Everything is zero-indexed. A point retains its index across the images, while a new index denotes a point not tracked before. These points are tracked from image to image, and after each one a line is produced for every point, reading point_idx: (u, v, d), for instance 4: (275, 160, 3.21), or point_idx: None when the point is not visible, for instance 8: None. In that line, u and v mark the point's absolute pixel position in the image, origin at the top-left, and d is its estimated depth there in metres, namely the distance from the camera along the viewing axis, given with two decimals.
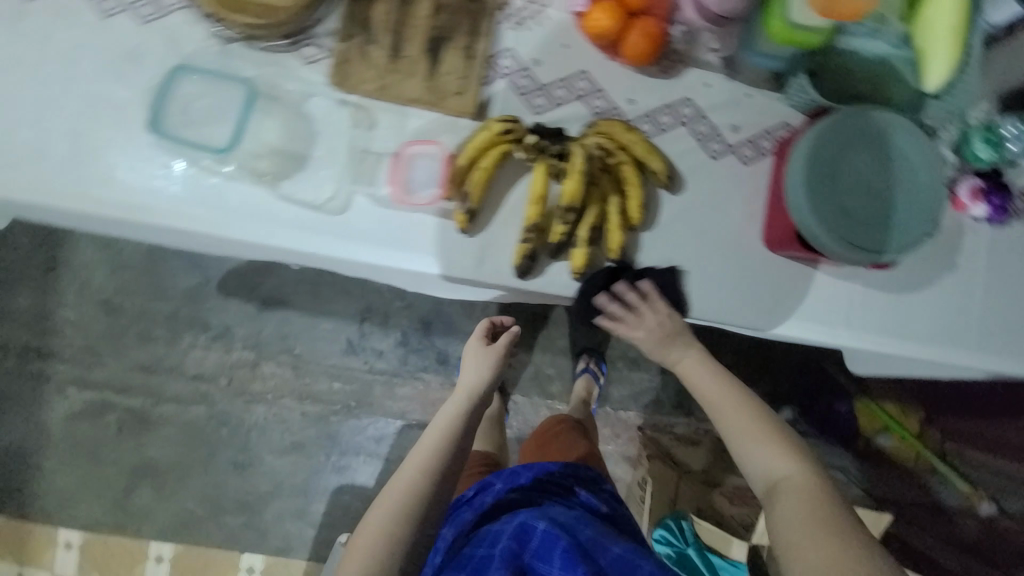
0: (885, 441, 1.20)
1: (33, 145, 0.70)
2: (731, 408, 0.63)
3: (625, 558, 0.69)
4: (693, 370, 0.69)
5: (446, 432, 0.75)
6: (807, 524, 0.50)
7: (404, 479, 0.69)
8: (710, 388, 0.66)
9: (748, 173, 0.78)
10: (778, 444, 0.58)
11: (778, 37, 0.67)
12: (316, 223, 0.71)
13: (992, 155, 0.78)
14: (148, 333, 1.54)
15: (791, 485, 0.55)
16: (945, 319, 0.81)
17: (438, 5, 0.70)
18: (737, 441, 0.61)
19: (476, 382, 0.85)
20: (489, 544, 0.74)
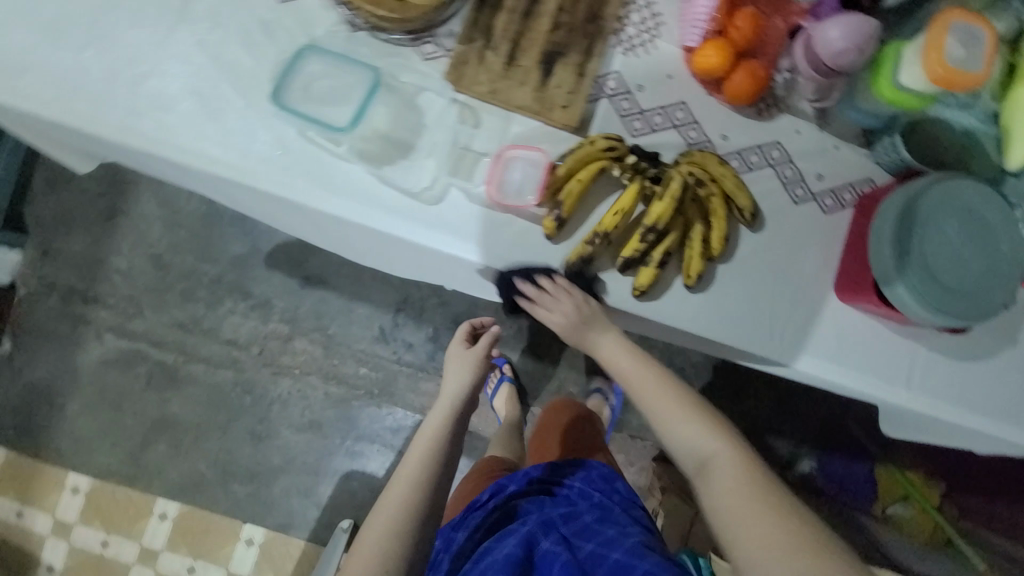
0: (902, 508, 1.28)
1: (159, 96, 0.73)
2: (653, 393, 0.69)
3: (622, 563, 0.70)
4: (614, 353, 0.74)
5: (434, 446, 0.75)
6: (736, 490, 0.57)
7: (394, 495, 0.69)
8: (630, 375, 0.72)
9: (827, 222, 0.80)
10: (696, 422, 0.65)
11: (884, 95, 0.70)
12: (403, 210, 0.74)
13: None
14: (191, 292, 1.57)
15: (717, 457, 0.61)
16: (1004, 398, 0.81)
17: (557, 21, 0.74)
18: (662, 426, 0.67)
19: (459, 389, 0.84)
20: (491, 551, 0.75)
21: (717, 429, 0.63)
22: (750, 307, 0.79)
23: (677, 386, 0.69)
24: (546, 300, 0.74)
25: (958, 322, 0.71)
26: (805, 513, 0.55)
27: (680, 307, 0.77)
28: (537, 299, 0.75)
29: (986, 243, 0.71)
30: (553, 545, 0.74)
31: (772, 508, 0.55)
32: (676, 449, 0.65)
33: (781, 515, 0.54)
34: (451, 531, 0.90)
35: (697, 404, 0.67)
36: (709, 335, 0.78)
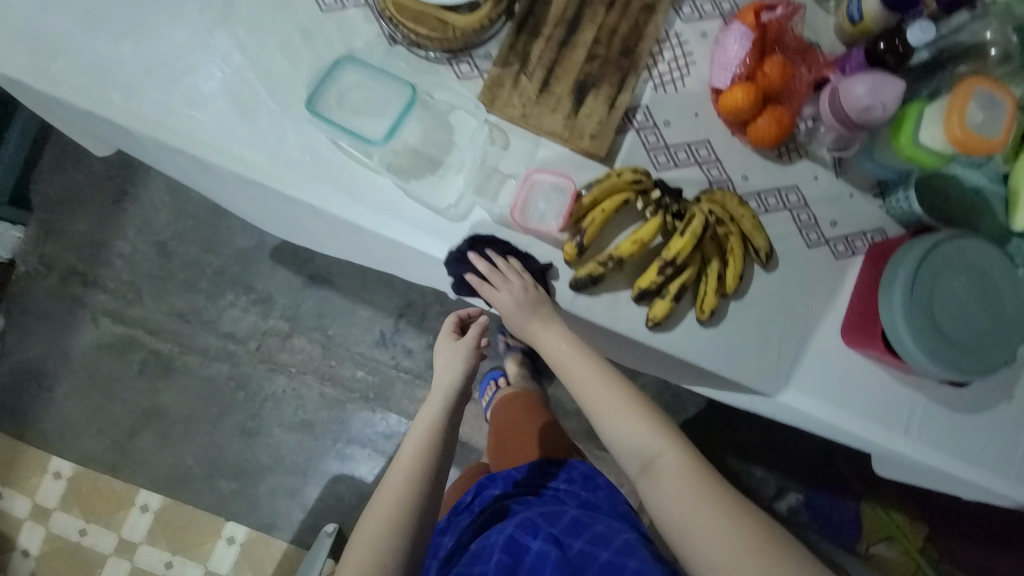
0: (886, 548, 1.31)
1: (194, 94, 0.74)
2: (592, 386, 0.65)
3: (613, 562, 0.70)
4: (553, 341, 0.69)
5: (421, 456, 0.71)
6: (687, 494, 0.56)
7: (381, 508, 0.67)
8: (568, 369, 0.67)
9: (837, 267, 0.82)
10: (638, 420, 0.62)
11: (904, 152, 0.71)
12: (429, 225, 0.75)
13: None
14: (193, 282, 1.56)
15: (665, 459, 0.59)
16: (997, 451, 0.83)
17: (592, 54, 0.75)
18: (602, 425, 0.63)
19: (451, 380, 0.79)
20: (480, 559, 0.75)
21: (658, 426, 0.61)
22: (758, 345, 0.80)
23: (618, 378, 0.65)
24: (496, 282, 0.72)
25: (961, 377, 0.73)
26: (754, 510, 0.55)
27: (690, 340, 0.78)
28: (487, 279, 0.72)
29: (990, 299, 0.73)
30: (542, 545, 0.73)
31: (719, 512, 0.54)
32: (616, 449, 0.62)
33: (729, 517, 0.54)
34: (438, 535, 0.89)
35: (638, 400, 0.63)
36: (717, 369, 0.80)
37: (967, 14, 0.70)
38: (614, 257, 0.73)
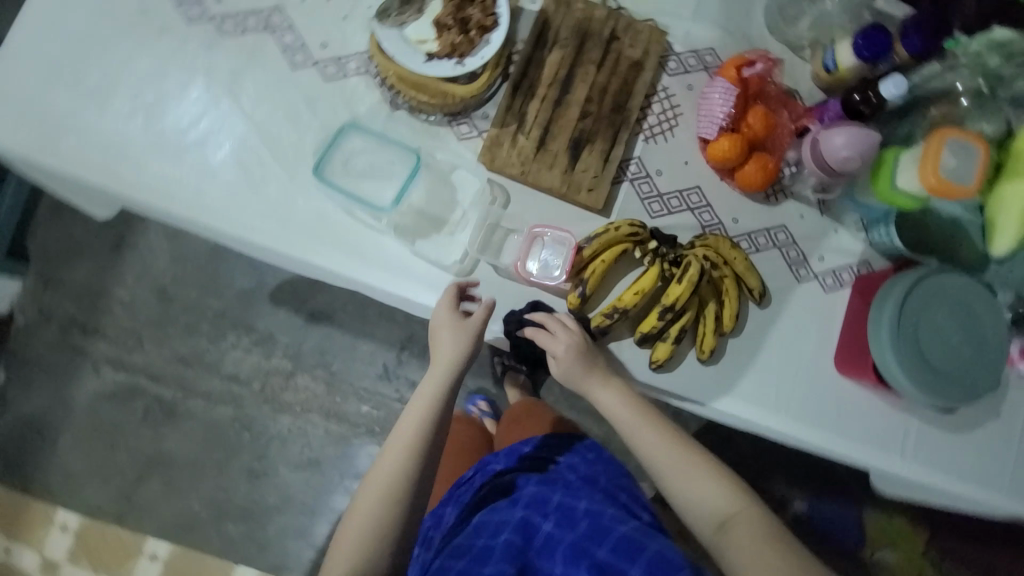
0: (888, 554, 1.36)
1: (203, 166, 0.76)
2: (657, 447, 0.68)
3: (631, 539, 0.68)
4: (613, 400, 0.72)
5: (409, 458, 0.66)
6: (768, 550, 0.59)
7: (363, 514, 0.64)
8: (633, 427, 0.70)
9: (826, 300, 0.86)
10: (706, 477, 0.66)
11: (882, 196, 0.77)
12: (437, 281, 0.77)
13: None
14: (194, 326, 1.56)
15: (739, 514, 0.62)
16: (991, 468, 0.87)
17: (585, 111, 0.79)
18: (667, 481, 0.66)
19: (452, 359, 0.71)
20: (488, 533, 0.72)
21: (724, 481, 0.65)
22: (757, 379, 0.83)
23: (679, 436, 0.69)
24: (553, 333, 0.73)
25: (947, 404, 0.77)
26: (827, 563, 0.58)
27: (691, 379, 0.81)
28: (544, 325, 0.74)
29: (973, 328, 0.78)
30: (553, 527, 0.71)
31: (789, 562, 0.57)
32: (686, 508, 0.65)
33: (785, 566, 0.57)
34: (440, 507, 0.87)
35: (700, 455, 0.67)
36: (721, 406, 0.82)
37: (937, 62, 0.75)
38: (616, 308, 0.76)
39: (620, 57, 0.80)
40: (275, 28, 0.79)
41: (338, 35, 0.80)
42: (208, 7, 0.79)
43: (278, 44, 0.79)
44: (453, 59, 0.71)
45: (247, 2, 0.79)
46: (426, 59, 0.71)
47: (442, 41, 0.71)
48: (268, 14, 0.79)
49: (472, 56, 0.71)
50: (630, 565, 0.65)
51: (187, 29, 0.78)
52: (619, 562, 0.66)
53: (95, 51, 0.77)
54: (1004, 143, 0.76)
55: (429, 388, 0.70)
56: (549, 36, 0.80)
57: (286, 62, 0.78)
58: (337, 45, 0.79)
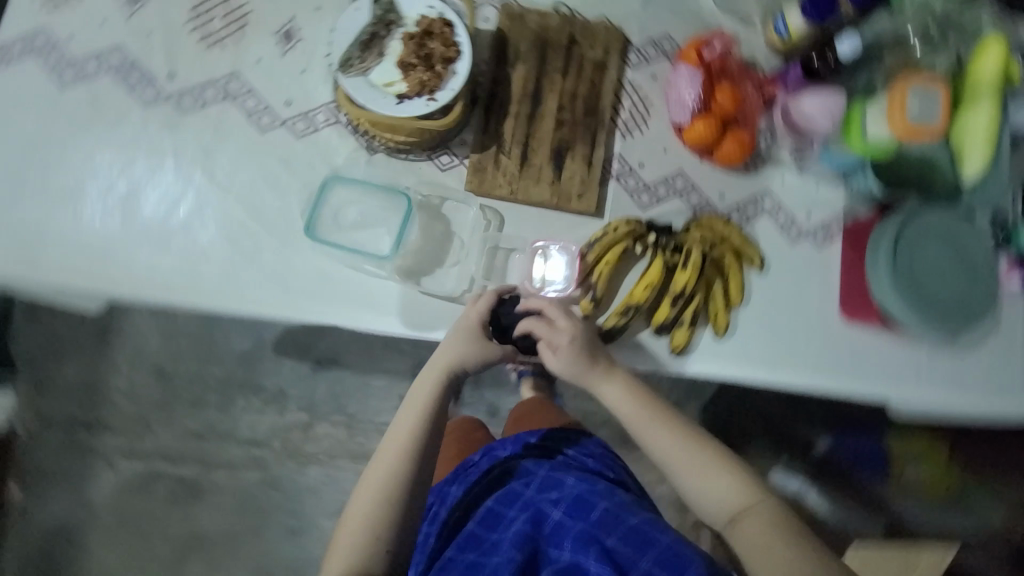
0: (917, 473, 1.36)
1: (191, 248, 0.75)
2: (665, 442, 0.68)
3: (640, 531, 0.67)
4: (617, 394, 0.71)
5: (406, 456, 0.66)
6: (776, 540, 0.60)
7: (360, 508, 0.63)
8: (645, 423, 0.69)
9: (822, 255, 0.88)
10: (714, 469, 0.66)
11: (856, 146, 0.81)
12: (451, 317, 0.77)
13: None
14: (201, 399, 1.51)
15: (747, 507, 0.63)
16: (1001, 381, 0.91)
17: (560, 120, 0.80)
18: (679, 476, 0.67)
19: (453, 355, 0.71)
20: (501, 521, 0.72)
21: (736, 474, 0.66)
22: (772, 346, 0.85)
23: (689, 430, 0.69)
24: (553, 326, 0.72)
25: (951, 331, 0.81)
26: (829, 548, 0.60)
27: (712, 359, 0.83)
28: (543, 314, 0.73)
29: (964, 255, 0.81)
30: (564, 516, 0.70)
31: (800, 551, 0.58)
32: (698, 501, 0.67)
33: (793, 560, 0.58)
34: (445, 485, 0.84)
35: (712, 449, 0.67)
36: (747, 379, 0.84)
37: (885, 15, 0.80)
38: (629, 305, 0.78)
39: (582, 61, 0.81)
40: (235, 94, 0.77)
41: (301, 89, 0.78)
42: (162, 86, 0.77)
43: (242, 110, 0.77)
44: (424, 96, 0.70)
45: (201, 74, 0.77)
46: (398, 100, 0.70)
47: (411, 80, 0.70)
48: (225, 81, 0.77)
49: (443, 89, 0.70)
50: (639, 558, 0.64)
51: (145, 113, 0.76)
52: (629, 553, 0.65)
53: (55, 154, 0.75)
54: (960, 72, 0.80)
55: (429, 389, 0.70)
56: (511, 54, 0.80)
57: (254, 127, 0.77)
58: (302, 100, 0.78)
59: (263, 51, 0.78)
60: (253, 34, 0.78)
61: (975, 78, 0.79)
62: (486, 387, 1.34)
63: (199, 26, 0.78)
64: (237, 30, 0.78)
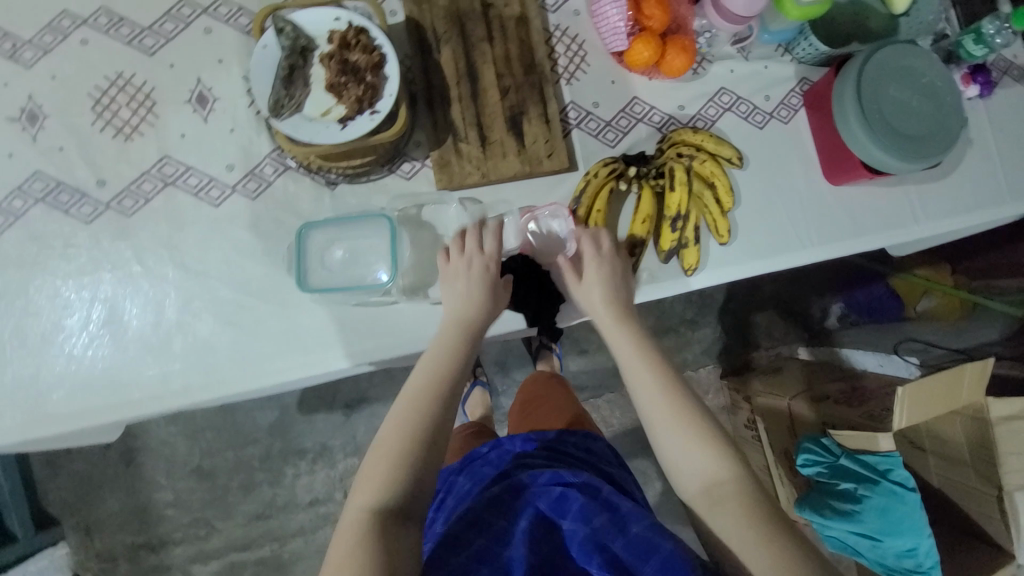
0: (929, 301, 1.44)
1: (194, 345, 0.72)
2: (650, 400, 0.65)
3: (646, 538, 0.59)
4: (621, 343, 0.68)
5: (417, 417, 0.61)
6: (753, 527, 0.56)
7: (383, 450, 0.60)
8: (640, 375, 0.66)
9: (792, 129, 0.89)
10: (699, 443, 0.62)
11: (793, 16, 0.78)
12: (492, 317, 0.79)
13: (984, 50, 0.90)
14: (249, 482, 1.48)
15: (729, 488, 0.59)
16: (984, 187, 0.95)
17: (505, 88, 0.78)
18: (663, 441, 0.63)
19: (462, 307, 0.68)
20: (504, 512, 0.64)
21: (722, 451, 0.62)
22: (776, 232, 0.87)
23: (689, 399, 0.65)
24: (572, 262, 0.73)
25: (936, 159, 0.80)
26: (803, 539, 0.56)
27: (725, 264, 0.84)
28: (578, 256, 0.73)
29: (927, 91, 0.81)
30: (575, 522, 0.61)
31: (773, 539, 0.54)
32: (677, 474, 0.62)
33: (778, 556, 0.53)
34: (453, 474, 0.81)
35: (705, 422, 0.63)
36: (761, 270, 0.86)
37: None
38: (633, 241, 0.78)
39: (504, 21, 0.79)
40: (173, 177, 0.73)
41: (238, 149, 0.75)
42: (96, 196, 0.72)
43: (187, 192, 0.73)
44: (366, 111, 0.67)
45: (129, 169, 0.72)
46: (342, 125, 0.67)
47: (346, 101, 0.66)
48: (158, 169, 0.73)
49: (381, 98, 0.67)
50: (643, 567, 0.57)
51: (91, 228, 0.72)
52: (633, 561, 0.58)
53: (20, 302, 0.71)
54: None
55: (450, 329, 0.67)
56: (431, 38, 0.77)
57: (207, 204, 0.74)
58: (244, 160, 0.74)
59: (182, 123, 0.74)
60: (166, 111, 0.74)
61: None
62: (517, 369, 1.36)
63: (108, 122, 0.73)
64: (147, 112, 0.73)
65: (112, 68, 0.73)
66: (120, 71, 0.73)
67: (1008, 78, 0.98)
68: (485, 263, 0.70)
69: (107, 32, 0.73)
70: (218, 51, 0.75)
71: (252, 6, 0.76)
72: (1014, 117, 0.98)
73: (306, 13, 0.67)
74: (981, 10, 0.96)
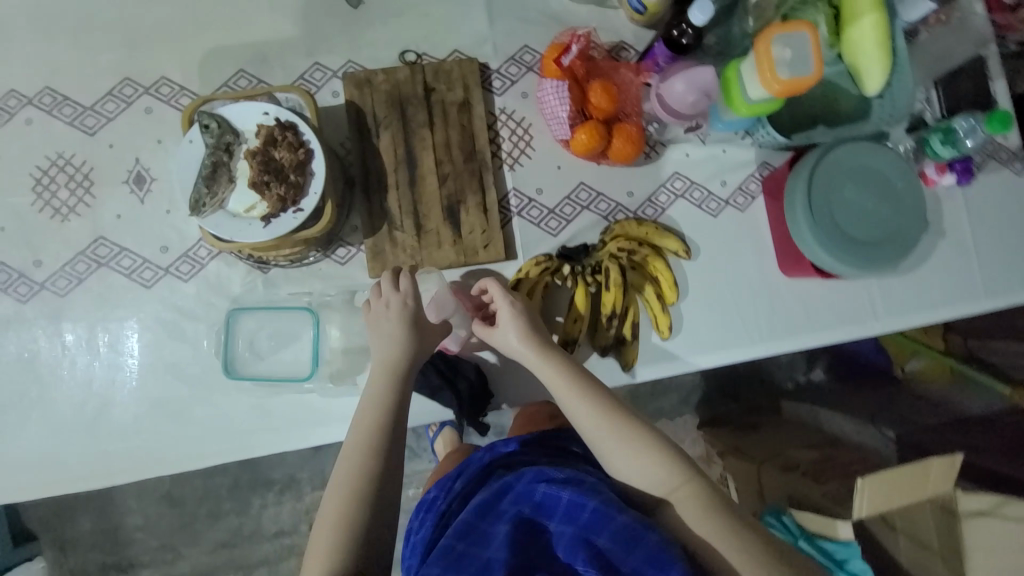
0: (916, 363, 1.24)
1: (121, 424, 0.73)
2: (589, 423, 0.63)
3: (630, 527, 0.53)
4: (556, 379, 0.66)
5: (367, 454, 0.59)
6: (711, 526, 0.54)
7: (326, 522, 0.55)
8: (577, 407, 0.64)
9: (748, 217, 0.86)
10: (645, 454, 0.61)
11: (743, 112, 0.74)
12: (418, 407, 0.77)
13: (953, 151, 0.84)
14: (217, 510, 1.32)
15: (683, 489, 0.58)
16: (954, 281, 0.90)
17: (441, 176, 0.77)
18: (612, 459, 0.62)
19: (394, 349, 0.65)
20: (490, 514, 0.61)
21: (670, 458, 0.60)
22: (723, 325, 0.84)
23: (627, 414, 0.63)
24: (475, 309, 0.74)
25: (897, 262, 0.78)
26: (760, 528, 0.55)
27: (667, 357, 0.82)
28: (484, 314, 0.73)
29: (875, 182, 0.78)
30: (562, 522, 0.57)
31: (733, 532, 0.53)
32: (632, 485, 0.61)
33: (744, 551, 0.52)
34: (452, 480, 0.78)
35: (648, 432, 0.62)
36: (704, 366, 0.83)
37: None
38: (565, 341, 0.77)
39: (445, 107, 0.77)
40: (107, 259, 0.74)
41: (173, 231, 0.75)
42: (33, 276, 0.73)
43: (120, 272, 0.74)
44: (290, 210, 0.66)
45: (66, 250, 0.74)
46: (265, 223, 0.66)
47: (268, 199, 0.66)
48: (93, 250, 0.74)
49: (306, 196, 0.66)
50: (626, 558, 0.51)
51: (24, 309, 0.73)
52: (617, 552, 0.52)
53: None
54: None
55: (381, 374, 0.64)
56: (371, 122, 0.76)
57: (140, 285, 0.74)
58: (177, 242, 0.75)
59: (119, 205, 0.75)
60: (105, 193, 0.75)
61: None
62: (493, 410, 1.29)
63: (47, 203, 0.74)
64: (84, 192, 0.74)
65: (54, 148, 0.74)
66: (61, 152, 0.74)
67: (994, 161, 0.91)
68: (404, 296, 0.67)
69: (50, 111, 0.74)
70: (158, 132, 0.76)
71: (193, 87, 0.77)
72: (996, 203, 0.91)
73: (237, 108, 0.67)
74: (967, 88, 0.89)
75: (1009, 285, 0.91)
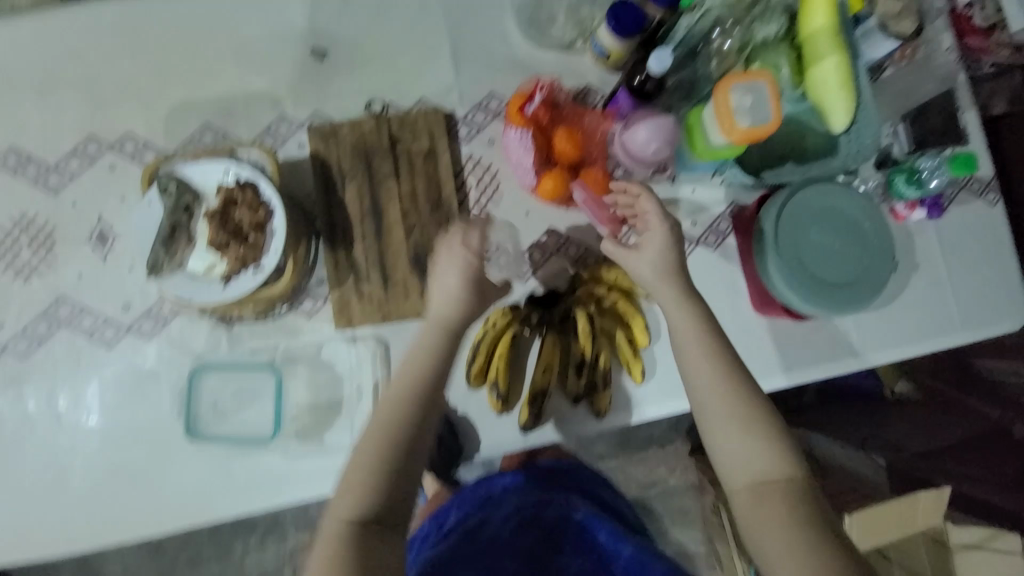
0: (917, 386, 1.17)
1: (82, 488, 0.71)
2: (712, 395, 0.61)
3: None
4: (700, 333, 0.63)
5: (402, 411, 0.59)
6: (796, 526, 0.55)
7: (358, 459, 0.58)
8: (711, 379, 0.61)
9: (720, 256, 0.86)
10: (760, 440, 0.59)
11: (706, 157, 0.75)
12: None
13: (918, 190, 0.85)
14: (196, 557, 1.26)
15: (781, 483, 0.58)
16: (931, 314, 0.89)
17: (409, 226, 0.76)
18: (721, 438, 0.61)
19: (443, 301, 0.64)
20: None
21: (782, 450, 0.59)
22: None
23: (757, 397, 0.61)
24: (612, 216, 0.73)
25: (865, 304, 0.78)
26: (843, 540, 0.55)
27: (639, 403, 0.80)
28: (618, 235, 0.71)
29: (848, 229, 0.78)
30: None
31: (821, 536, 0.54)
32: (725, 465, 0.60)
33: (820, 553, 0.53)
34: (447, 510, 0.79)
35: (771, 421, 0.60)
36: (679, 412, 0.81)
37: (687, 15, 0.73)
38: (534, 390, 0.75)
39: (411, 156, 0.77)
40: (68, 318, 0.73)
41: (136, 288, 0.74)
42: None
43: (81, 332, 0.73)
44: (251, 269, 0.66)
45: (28, 309, 0.73)
46: (225, 283, 0.65)
47: (229, 259, 0.65)
48: (54, 310, 0.73)
49: (266, 256, 0.65)
50: None
51: None
52: None
53: None
54: (792, 32, 0.78)
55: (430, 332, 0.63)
56: (336, 175, 0.76)
57: (101, 346, 0.73)
58: (140, 299, 0.74)
59: (81, 262, 0.74)
60: (68, 249, 0.74)
61: (808, 34, 0.76)
62: None
63: (10, 263, 0.73)
64: (47, 252, 0.73)
65: (18, 207, 0.74)
66: (25, 211, 0.74)
67: (966, 193, 0.91)
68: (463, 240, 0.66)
69: (15, 171, 0.74)
70: (122, 189, 0.75)
71: (158, 143, 0.77)
72: (969, 235, 0.91)
73: (196, 168, 0.67)
74: (936, 124, 0.89)
75: (989, 315, 0.90)
